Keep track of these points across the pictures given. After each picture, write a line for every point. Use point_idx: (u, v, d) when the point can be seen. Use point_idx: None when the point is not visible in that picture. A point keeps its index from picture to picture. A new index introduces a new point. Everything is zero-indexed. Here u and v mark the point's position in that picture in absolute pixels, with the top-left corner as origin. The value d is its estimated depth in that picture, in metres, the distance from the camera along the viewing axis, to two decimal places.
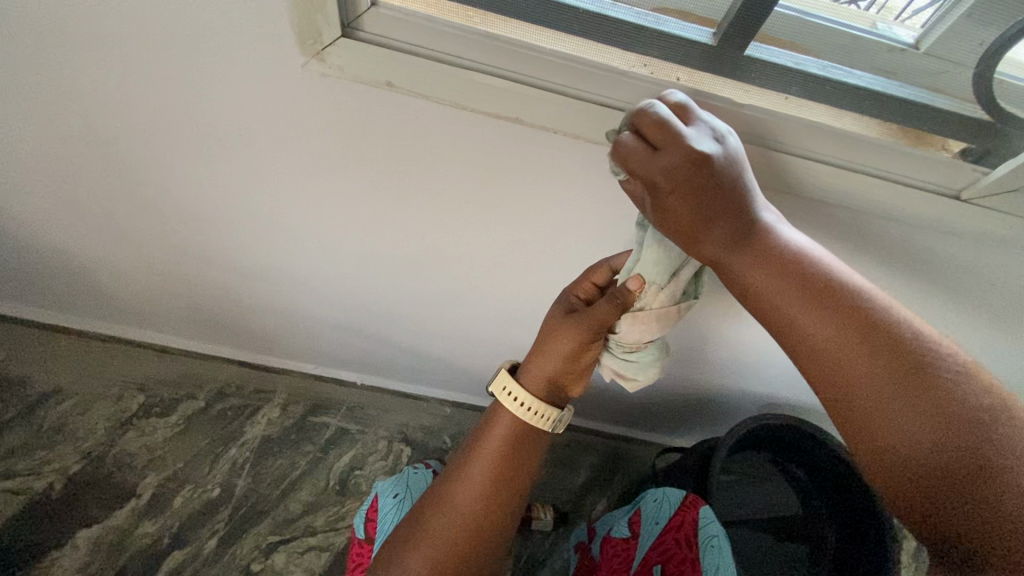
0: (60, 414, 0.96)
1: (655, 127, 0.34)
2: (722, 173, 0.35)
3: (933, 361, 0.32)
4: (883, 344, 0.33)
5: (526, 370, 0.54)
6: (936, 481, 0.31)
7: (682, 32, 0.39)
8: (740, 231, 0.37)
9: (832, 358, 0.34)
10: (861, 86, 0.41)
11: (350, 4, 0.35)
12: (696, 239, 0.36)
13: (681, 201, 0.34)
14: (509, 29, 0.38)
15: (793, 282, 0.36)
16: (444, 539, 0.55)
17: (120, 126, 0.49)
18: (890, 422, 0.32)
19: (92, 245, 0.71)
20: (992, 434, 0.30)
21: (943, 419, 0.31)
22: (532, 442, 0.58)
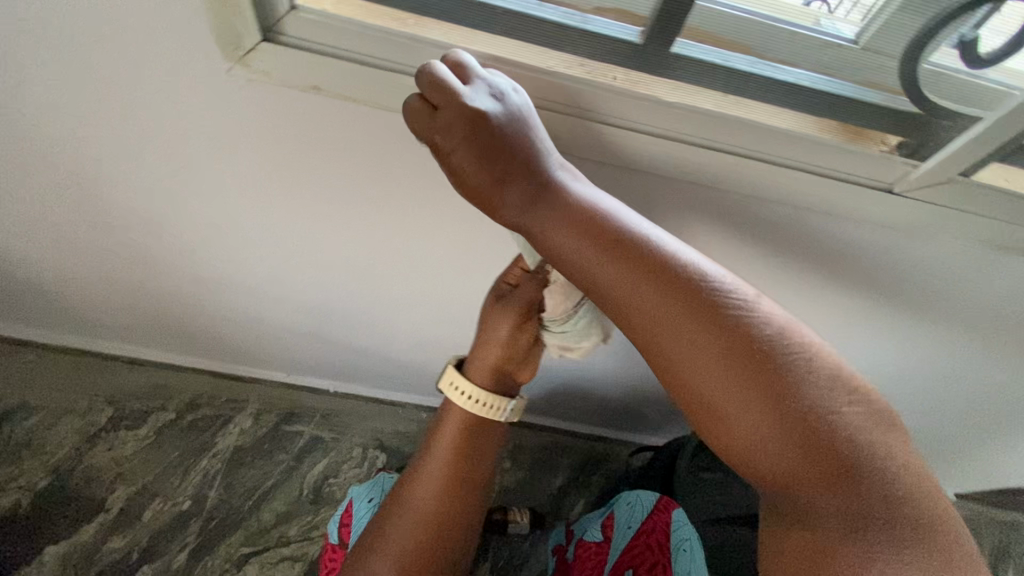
0: (27, 429, 0.94)
1: (431, 87, 0.34)
2: (502, 130, 0.35)
3: (719, 302, 0.36)
4: (670, 287, 0.36)
5: (472, 361, 0.56)
6: (732, 408, 0.35)
7: (607, 31, 0.39)
8: (534, 188, 0.37)
9: (637, 310, 0.36)
10: (791, 82, 0.41)
11: (267, 9, 0.35)
12: (494, 202, 0.37)
13: (473, 165, 0.36)
14: (434, 30, 0.37)
15: (591, 236, 0.37)
16: (408, 544, 0.55)
17: (60, 136, 0.49)
18: (689, 361, 0.35)
19: (49, 257, 0.70)
20: (766, 354, 0.35)
21: (725, 349, 0.35)
22: (488, 441, 0.59)
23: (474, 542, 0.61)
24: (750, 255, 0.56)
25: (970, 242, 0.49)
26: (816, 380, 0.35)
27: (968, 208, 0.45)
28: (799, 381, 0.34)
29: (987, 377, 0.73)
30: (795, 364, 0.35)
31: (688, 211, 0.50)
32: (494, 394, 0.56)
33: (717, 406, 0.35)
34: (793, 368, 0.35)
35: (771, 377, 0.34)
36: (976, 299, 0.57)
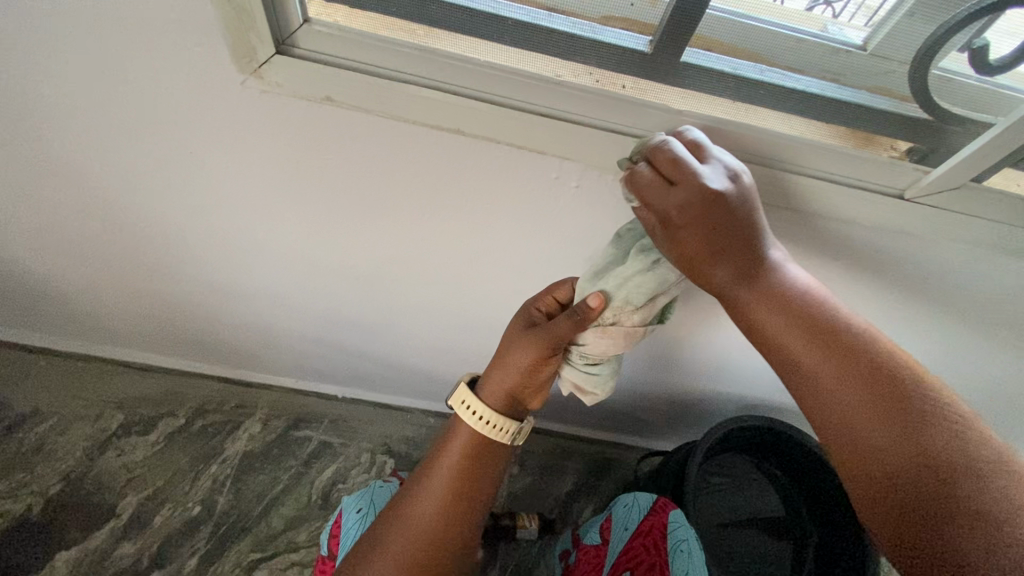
0: (39, 436, 0.95)
1: (668, 162, 0.36)
2: (733, 209, 0.37)
3: (931, 411, 0.35)
4: (878, 372, 0.36)
5: (486, 382, 0.56)
6: (910, 506, 0.33)
7: (617, 40, 0.39)
8: (746, 264, 0.40)
9: (830, 387, 0.37)
10: (797, 89, 0.42)
11: (282, 24, 0.36)
12: (702, 269, 0.39)
13: (688, 233, 0.37)
14: (445, 41, 0.38)
15: (794, 316, 0.39)
16: (405, 551, 0.56)
17: (77, 147, 0.49)
18: (874, 446, 0.35)
19: (63, 266, 0.71)
20: (976, 473, 0.32)
21: (934, 445, 0.33)
22: (495, 456, 0.58)
23: (472, 553, 0.61)
24: None
25: (983, 248, 0.49)
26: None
27: (981, 213, 0.45)
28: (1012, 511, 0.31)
29: (1000, 383, 0.72)
30: (1015, 497, 0.31)
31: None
32: (504, 420, 0.56)
33: (892, 493, 0.34)
34: (1008, 497, 0.31)
35: (969, 491, 0.32)
36: (990, 305, 0.57)
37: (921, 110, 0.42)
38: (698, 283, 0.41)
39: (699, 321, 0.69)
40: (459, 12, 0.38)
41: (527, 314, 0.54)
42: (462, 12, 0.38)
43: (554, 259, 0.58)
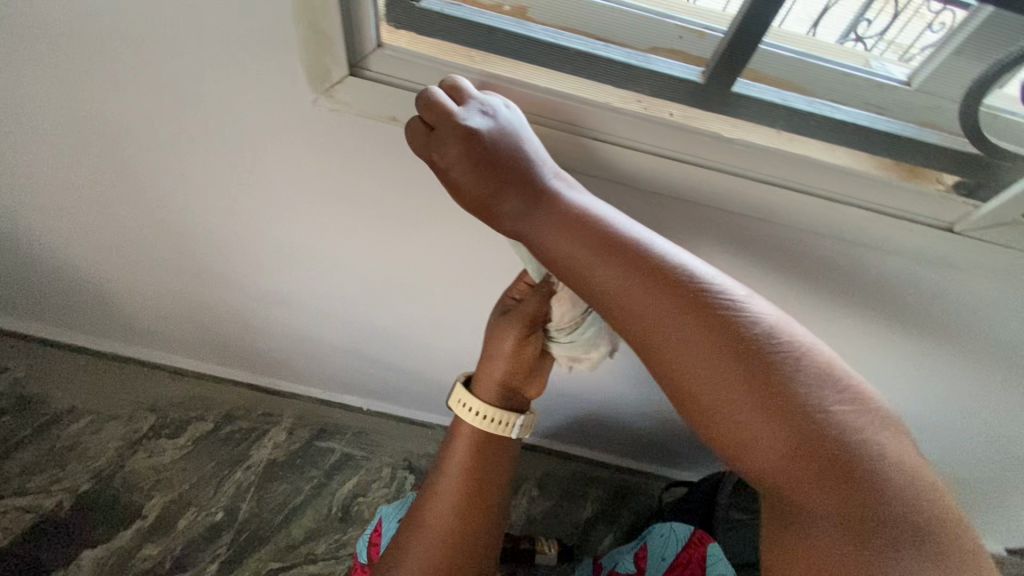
0: (73, 434, 0.98)
1: (427, 108, 0.37)
2: (495, 142, 0.37)
3: (720, 309, 0.35)
4: (664, 286, 0.36)
5: (479, 377, 0.57)
6: (733, 413, 0.34)
7: (671, 71, 0.41)
8: (533, 192, 0.38)
9: (631, 312, 0.36)
10: (848, 121, 0.42)
11: (356, 47, 0.38)
12: (495, 215, 0.38)
13: (464, 173, 0.37)
14: (506, 67, 0.40)
15: (587, 238, 0.37)
16: (428, 567, 0.55)
17: (147, 156, 0.52)
18: (682, 366, 0.35)
19: (116, 269, 0.74)
20: (763, 361, 0.34)
21: (723, 349, 0.34)
22: (503, 454, 0.60)
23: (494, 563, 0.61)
24: (796, 291, 0.56)
25: None
26: (821, 379, 0.34)
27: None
28: (801, 386, 0.33)
29: None
30: (799, 369, 0.34)
31: (736, 244, 0.51)
32: (502, 409, 0.57)
33: (714, 404, 0.34)
34: (794, 372, 0.34)
35: (765, 378, 0.33)
36: None
37: (973, 146, 0.42)
38: (499, 231, 0.40)
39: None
40: (519, 40, 0.40)
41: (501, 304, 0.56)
42: (524, 40, 0.40)
43: None
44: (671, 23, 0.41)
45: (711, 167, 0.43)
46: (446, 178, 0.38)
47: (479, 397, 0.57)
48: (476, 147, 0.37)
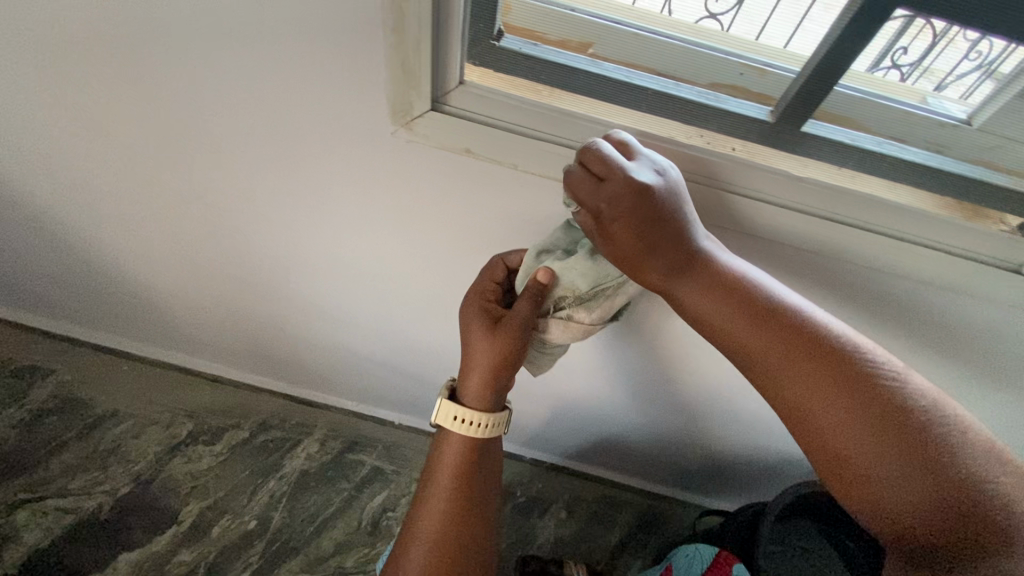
0: (115, 437, 1.00)
1: (596, 160, 0.37)
2: (662, 202, 0.38)
3: (872, 375, 0.38)
4: (817, 351, 0.38)
5: (467, 388, 0.53)
6: (879, 475, 0.36)
7: (742, 110, 0.42)
8: (690, 257, 0.41)
9: (780, 373, 0.39)
10: (916, 160, 0.43)
11: (440, 83, 0.40)
12: (648, 272, 0.41)
13: (626, 230, 0.38)
14: (580, 103, 0.42)
15: (738, 302, 0.40)
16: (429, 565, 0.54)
17: (220, 176, 0.55)
18: (827, 426, 0.38)
19: (173, 279, 0.76)
20: (913, 427, 0.36)
21: (872, 412, 0.37)
22: (490, 456, 0.59)
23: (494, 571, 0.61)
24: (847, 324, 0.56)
25: None
26: (969, 445, 0.36)
27: None
28: (950, 453, 0.36)
29: None
30: (948, 436, 0.36)
31: (788, 273, 0.51)
32: (491, 417, 0.55)
33: (860, 464, 0.37)
34: (943, 438, 0.36)
35: (916, 444, 0.36)
36: None
37: None
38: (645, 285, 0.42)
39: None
40: (591, 78, 0.41)
41: (475, 310, 0.51)
42: (599, 78, 0.41)
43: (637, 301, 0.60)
44: (733, 61, 0.42)
45: (769, 203, 0.45)
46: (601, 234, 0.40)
47: (468, 409, 0.54)
48: (643, 203, 0.37)
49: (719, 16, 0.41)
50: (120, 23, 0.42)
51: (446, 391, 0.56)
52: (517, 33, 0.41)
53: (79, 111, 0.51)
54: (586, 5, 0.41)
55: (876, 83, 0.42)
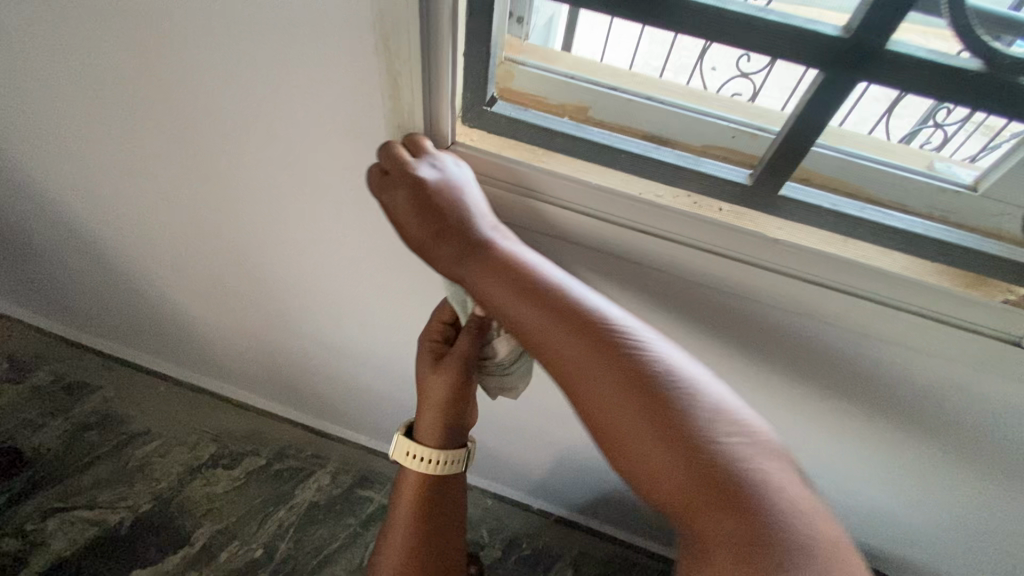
0: (144, 454, 1.06)
1: (390, 156, 0.40)
2: (435, 190, 0.38)
3: (636, 356, 0.34)
4: (580, 332, 0.35)
5: (422, 423, 0.54)
6: (652, 468, 0.32)
7: (719, 173, 0.42)
8: (467, 237, 0.38)
9: (555, 357, 0.36)
10: (906, 227, 0.41)
11: (434, 142, 0.43)
12: (433, 256, 0.39)
13: (405, 217, 0.39)
14: (562, 163, 0.43)
15: (508, 279, 0.37)
16: None
17: (247, 218, 0.60)
18: (599, 416, 0.34)
19: (207, 309, 0.83)
20: (678, 412, 0.32)
21: (634, 397, 0.33)
22: (448, 500, 0.59)
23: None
24: (855, 395, 0.53)
25: None
26: (736, 430, 0.32)
27: None
28: (714, 440, 0.32)
29: None
30: (712, 421, 0.32)
31: (787, 338, 0.50)
32: (446, 452, 0.55)
33: (636, 457, 0.33)
34: (708, 424, 0.32)
35: (683, 431, 0.32)
36: None
37: None
38: (439, 272, 0.40)
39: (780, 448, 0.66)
40: (578, 142, 0.43)
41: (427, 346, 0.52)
42: (582, 141, 0.43)
43: None
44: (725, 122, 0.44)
45: (760, 266, 0.43)
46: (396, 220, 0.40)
47: (424, 444, 0.54)
48: (420, 191, 0.38)
49: (741, 73, 0.43)
50: (166, 87, 0.48)
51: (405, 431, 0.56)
52: (517, 98, 0.45)
53: (133, 158, 0.58)
54: (586, 75, 0.46)
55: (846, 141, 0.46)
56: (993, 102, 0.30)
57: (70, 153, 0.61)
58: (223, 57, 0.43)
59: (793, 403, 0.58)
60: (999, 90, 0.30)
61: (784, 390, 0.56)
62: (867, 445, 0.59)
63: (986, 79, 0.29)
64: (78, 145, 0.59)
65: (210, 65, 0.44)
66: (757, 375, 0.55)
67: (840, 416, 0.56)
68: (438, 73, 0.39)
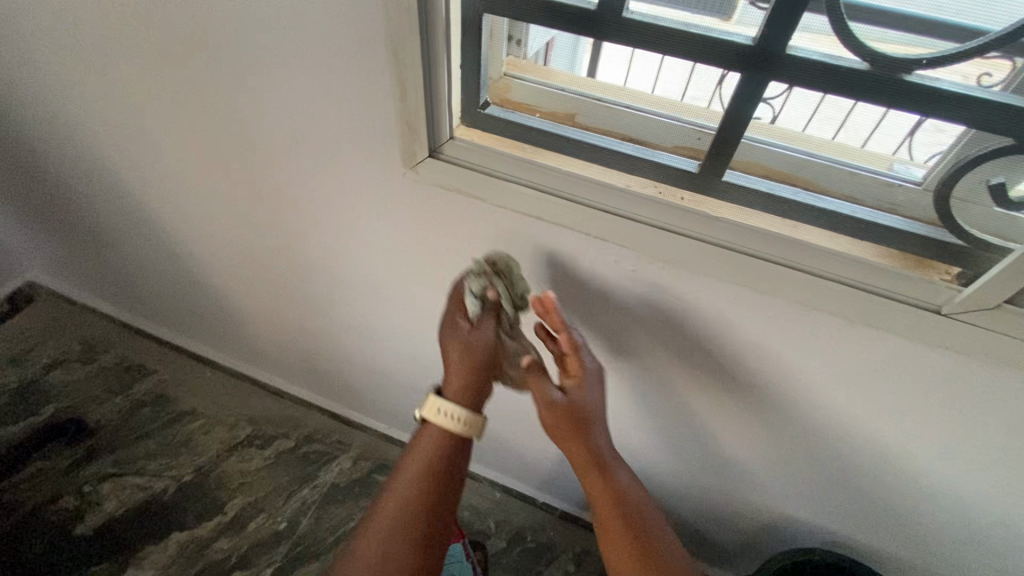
0: (189, 431, 1.17)
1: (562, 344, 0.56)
2: (585, 387, 0.57)
3: (645, 521, 0.60)
4: (622, 500, 0.59)
5: (454, 386, 0.61)
6: None
7: (673, 162, 0.48)
8: (586, 425, 0.58)
9: (604, 508, 0.60)
10: (844, 210, 0.45)
11: (436, 136, 0.51)
12: (559, 426, 0.58)
13: (556, 396, 0.57)
14: (543, 155, 0.51)
15: (594, 459, 0.59)
16: (383, 550, 0.58)
17: (287, 209, 0.70)
18: (617, 550, 0.59)
19: (252, 296, 0.94)
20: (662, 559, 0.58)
21: (641, 546, 0.58)
22: (448, 474, 0.62)
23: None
24: (822, 385, 0.56)
25: None
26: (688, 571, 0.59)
27: None
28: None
29: None
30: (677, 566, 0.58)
31: (752, 323, 0.53)
32: (469, 411, 0.62)
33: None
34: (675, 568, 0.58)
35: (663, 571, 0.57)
36: None
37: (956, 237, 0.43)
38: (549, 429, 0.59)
39: (765, 448, 0.68)
40: (558, 138, 0.50)
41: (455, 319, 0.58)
42: (560, 137, 0.50)
43: (618, 344, 0.64)
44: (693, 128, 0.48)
45: (719, 247, 0.48)
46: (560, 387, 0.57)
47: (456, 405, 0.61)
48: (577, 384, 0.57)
49: (771, 101, 0.42)
50: (225, 96, 0.58)
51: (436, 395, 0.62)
52: (512, 106, 0.52)
53: (197, 157, 0.70)
54: (573, 85, 0.52)
55: (822, 145, 0.46)
56: (883, 95, 0.38)
57: (150, 154, 0.74)
58: (270, 70, 0.52)
59: (768, 395, 0.60)
60: (886, 85, 0.37)
61: (758, 382, 0.59)
62: (842, 440, 0.61)
63: (874, 78, 0.37)
64: (157, 146, 0.72)
65: (259, 77, 0.54)
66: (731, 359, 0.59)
67: (813, 406, 0.59)
68: (437, 79, 0.47)
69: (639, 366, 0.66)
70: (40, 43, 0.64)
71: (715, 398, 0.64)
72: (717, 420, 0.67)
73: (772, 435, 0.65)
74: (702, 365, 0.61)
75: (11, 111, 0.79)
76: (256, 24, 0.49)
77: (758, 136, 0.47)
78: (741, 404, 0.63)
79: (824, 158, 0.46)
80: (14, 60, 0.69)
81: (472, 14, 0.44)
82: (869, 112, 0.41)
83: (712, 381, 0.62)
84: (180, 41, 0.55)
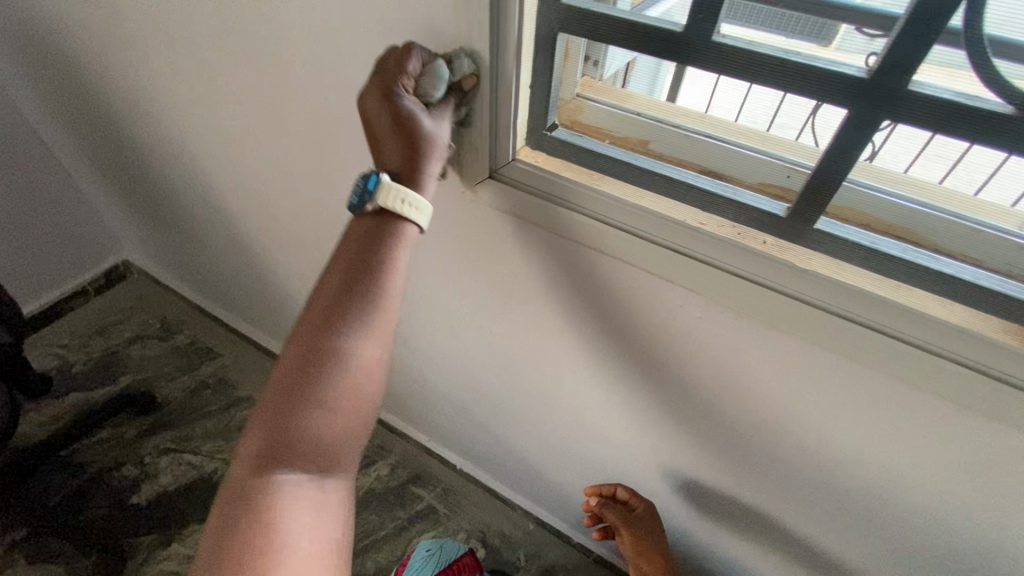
0: (242, 418, 1.21)
1: (629, 490, 0.77)
2: (653, 512, 0.76)
3: None
4: None
5: (398, 167, 0.44)
6: None
7: (755, 203, 0.43)
8: (656, 537, 0.75)
9: None
10: (964, 276, 0.38)
11: (497, 157, 0.50)
12: (635, 536, 0.75)
13: (632, 516, 0.75)
14: (608, 183, 0.47)
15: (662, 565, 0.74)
16: (289, 414, 0.42)
17: (349, 216, 0.71)
18: None
19: (312, 296, 0.96)
20: None
21: None
22: (376, 288, 0.44)
23: (334, 489, 0.45)
24: (914, 463, 0.48)
25: None
26: None
27: None
28: None
29: None
30: None
31: (834, 388, 0.47)
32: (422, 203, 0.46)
33: None
34: None
35: None
36: None
37: None
38: (629, 543, 0.75)
39: (832, 522, 0.61)
40: (625, 166, 0.47)
41: (394, 83, 0.43)
42: (628, 166, 0.47)
43: (675, 391, 0.59)
44: (779, 163, 0.43)
45: (803, 301, 0.43)
46: (635, 510, 0.76)
47: (410, 187, 0.43)
48: (649, 509, 0.76)
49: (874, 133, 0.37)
50: (300, 105, 0.60)
51: (368, 194, 0.43)
52: (582, 129, 0.49)
53: (273, 160, 0.72)
54: (651, 111, 0.47)
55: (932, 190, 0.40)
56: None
57: (233, 153, 0.78)
58: (344, 81, 0.53)
59: (848, 465, 0.53)
60: None
61: (836, 450, 0.52)
62: (929, 525, 0.53)
63: (1017, 125, 0.31)
64: (238, 146, 0.75)
65: (331, 89, 0.55)
66: (803, 427, 0.53)
67: (896, 486, 0.51)
68: (504, 98, 0.45)
69: (698, 415, 0.60)
70: (151, 45, 0.69)
71: (779, 460, 0.58)
72: (781, 481, 0.61)
73: (844, 507, 0.58)
74: (771, 423, 0.55)
75: (123, 106, 0.87)
76: (333, 36, 0.49)
77: (862, 180, 0.41)
78: (812, 468, 0.56)
79: (939, 210, 0.39)
80: (129, 59, 0.75)
81: (545, 33, 0.42)
82: (981, 158, 0.35)
83: (781, 443, 0.56)
84: (263, 49, 0.56)
